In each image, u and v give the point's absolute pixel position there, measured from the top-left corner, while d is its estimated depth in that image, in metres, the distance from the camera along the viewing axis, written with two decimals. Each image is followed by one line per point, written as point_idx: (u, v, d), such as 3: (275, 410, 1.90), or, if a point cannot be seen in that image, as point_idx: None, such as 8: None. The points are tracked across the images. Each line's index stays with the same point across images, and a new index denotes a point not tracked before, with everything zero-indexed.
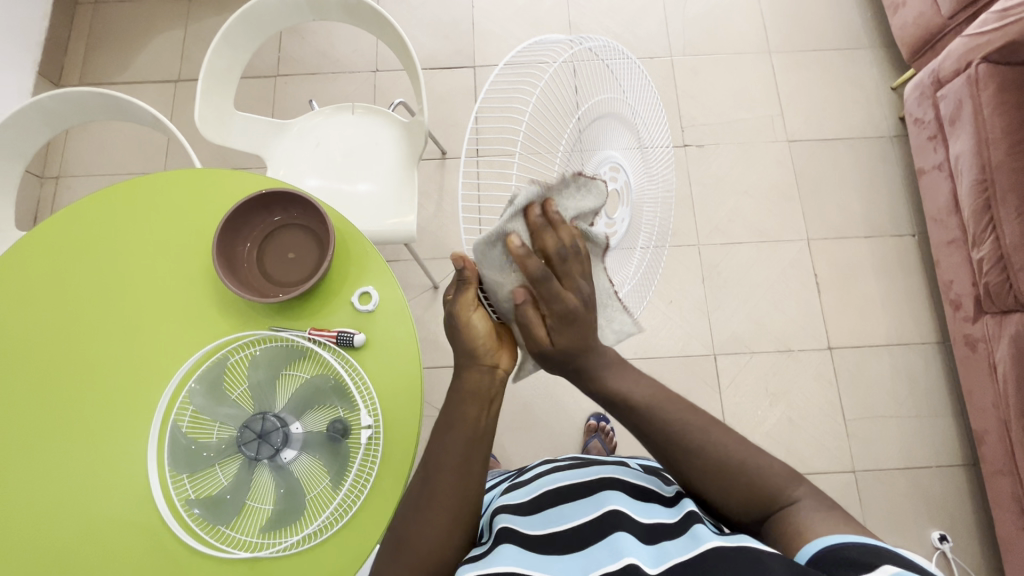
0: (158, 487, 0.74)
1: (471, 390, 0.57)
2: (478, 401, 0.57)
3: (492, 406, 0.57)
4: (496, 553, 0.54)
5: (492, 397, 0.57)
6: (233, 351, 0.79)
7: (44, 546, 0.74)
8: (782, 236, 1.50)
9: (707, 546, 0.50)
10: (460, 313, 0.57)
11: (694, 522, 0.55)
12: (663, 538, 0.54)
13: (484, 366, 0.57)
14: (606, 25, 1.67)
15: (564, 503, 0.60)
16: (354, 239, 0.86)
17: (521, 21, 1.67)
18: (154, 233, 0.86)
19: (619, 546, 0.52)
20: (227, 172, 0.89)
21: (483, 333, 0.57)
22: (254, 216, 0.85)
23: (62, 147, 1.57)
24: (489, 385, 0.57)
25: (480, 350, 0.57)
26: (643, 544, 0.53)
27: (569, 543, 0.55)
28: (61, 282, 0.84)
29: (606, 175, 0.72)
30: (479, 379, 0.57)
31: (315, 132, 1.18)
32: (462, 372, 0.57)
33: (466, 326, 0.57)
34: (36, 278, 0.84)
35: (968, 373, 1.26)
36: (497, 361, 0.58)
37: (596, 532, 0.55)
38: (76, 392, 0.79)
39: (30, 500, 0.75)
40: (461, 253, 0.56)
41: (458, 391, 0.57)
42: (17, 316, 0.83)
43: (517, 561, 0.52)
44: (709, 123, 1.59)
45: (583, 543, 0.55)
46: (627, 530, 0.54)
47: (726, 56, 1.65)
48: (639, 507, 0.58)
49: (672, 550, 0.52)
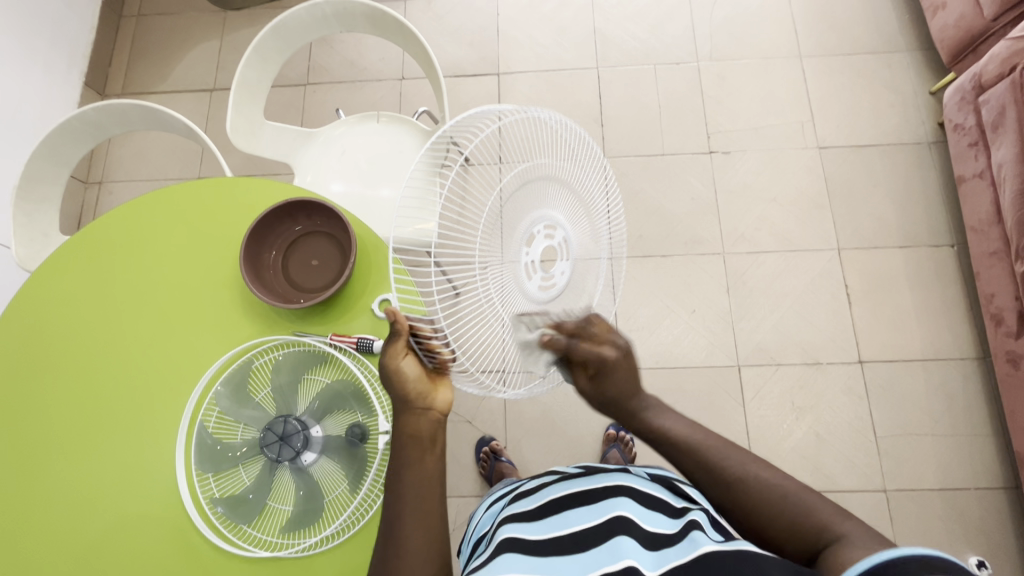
0: (185, 485, 0.77)
1: (411, 435, 0.58)
2: (420, 443, 0.58)
3: (435, 448, 0.59)
4: (499, 559, 0.53)
5: (432, 438, 0.59)
6: (257, 355, 0.81)
7: (78, 540, 0.77)
8: (811, 245, 1.46)
9: (703, 550, 0.50)
10: (389, 362, 0.59)
11: (694, 531, 0.54)
12: (666, 545, 0.53)
13: (421, 410, 0.58)
14: (631, 31, 1.66)
15: (569, 510, 0.59)
16: (375, 246, 0.87)
17: (546, 28, 1.68)
18: (186, 240, 0.89)
19: (620, 549, 0.52)
20: (255, 180, 0.91)
21: (414, 378, 0.59)
22: (280, 225, 0.87)
23: (105, 155, 1.64)
24: (426, 426, 0.58)
25: (412, 395, 0.59)
26: (646, 549, 0.53)
27: (572, 547, 0.54)
28: (97, 287, 0.88)
29: (539, 235, 0.59)
30: (416, 422, 0.58)
31: (340, 140, 1.21)
32: (400, 417, 0.59)
33: (396, 374, 0.59)
34: (75, 282, 0.89)
35: (1010, 392, 1.20)
36: (431, 403, 0.59)
37: (599, 536, 0.54)
38: (110, 393, 0.83)
39: (64, 493, 0.79)
40: (392, 309, 0.57)
41: (399, 433, 0.59)
42: (59, 317, 0.87)
43: (519, 565, 0.52)
44: (735, 130, 1.56)
45: (586, 547, 0.54)
46: (630, 535, 0.54)
47: (756, 61, 1.61)
48: (639, 513, 0.58)
49: (671, 553, 0.52)
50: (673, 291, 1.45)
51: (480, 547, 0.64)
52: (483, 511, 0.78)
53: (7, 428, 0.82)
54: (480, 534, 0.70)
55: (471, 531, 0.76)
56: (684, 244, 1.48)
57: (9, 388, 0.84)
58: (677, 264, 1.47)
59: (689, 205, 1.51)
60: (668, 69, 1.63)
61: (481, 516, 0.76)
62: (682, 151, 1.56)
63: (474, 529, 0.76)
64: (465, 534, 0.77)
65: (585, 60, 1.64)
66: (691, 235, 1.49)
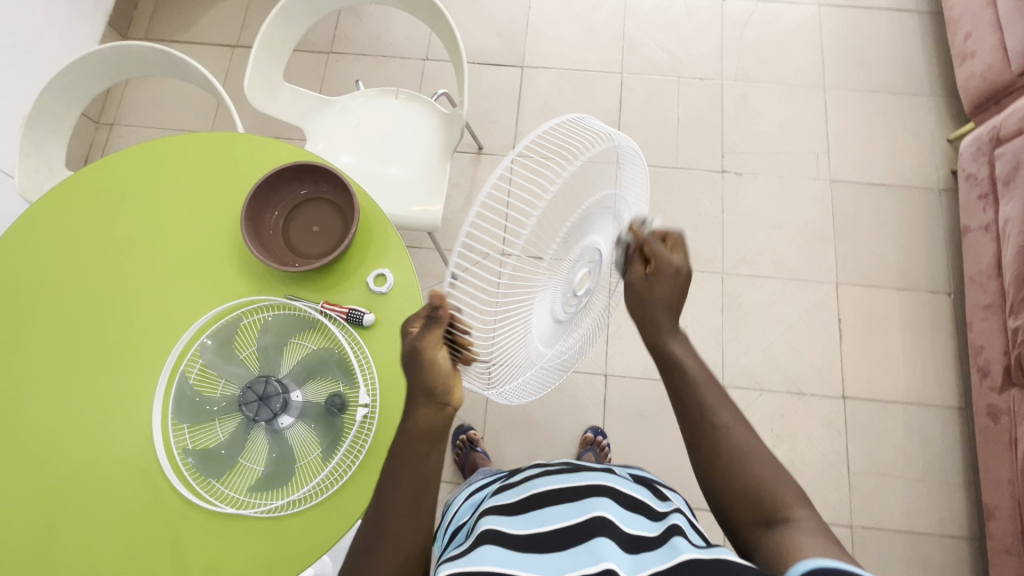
0: (160, 434, 0.77)
1: (422, 429, 0.57)
2: (429, 438, 0.56)
3: (443, 446, 0.58)
4: (477, 551, 0.53)
5: (443, 433, 0.57)
6: (246, 313, 0.81)
7: (44, 474, 0.77)
8: (809, 276, 1.46)
9: (684, 557, 0.51)
10: (424, 350, 0.56)
11: (675, 537, 0.55)
12: (644, 550, 0.54)
13: (439, 405, 0.56)
14: (660, 41, 1.66)
15: (549, 506, 0.59)
16: (377, 220, 0.87)
17: (575, 27, 1.67)
18: (188, 191, 0.89)
19: (598, 550, 0.52)
20: (269, 139, 0.92)
21: (445, 372, 0.56)
22: (285, 187, 0.87)
23: (120, 97, 1.64)
24: (440, 422, 0.57)
25: (437, 389, 0.56)
26: (623, 552, 0.53)
27: (551, 543, 0.55)
28: (89, 230, 0.88)
29: (584, 261, 0.68)
30: (433, 417, 0.56)
31: (356, 112, 1.20)
32: (416, 409, 0.57)
33: (428, 363, 0.56)
34: (65, 224, 0.88)
35: (986, 445, 1.21)
36: (450, 399, 0.57)
37: (579, 536, 0.55)
38: (97, 332, 0.83)
39: (40, 427, 0.79)
40: (440, 293, 0.55)
41: (411, 428, 0.57)
42: (55, 251, 0.87)
43: (499, 560, 0.52)
44: (749, 152, 1.56)
45: (566, 545, 0.54)
46: (610, 537, 0.54)
47: (779, 86, 1.62)
48: (617, 510, 0.58)
49: (649, 559, 0.52)
50: None
51: (462, 534, 0.66)
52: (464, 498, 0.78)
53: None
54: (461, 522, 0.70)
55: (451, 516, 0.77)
56: None
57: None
58: None
59: (694, 221, 1.51)
60: (691, 83, 1.62)
61: (464, 503, 0.76)
62: (695, 167, 1.56)
63: (452, 517, 0.77)
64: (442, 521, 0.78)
65: (609, 63, 1.64)
66: (692, 251, 1.49)
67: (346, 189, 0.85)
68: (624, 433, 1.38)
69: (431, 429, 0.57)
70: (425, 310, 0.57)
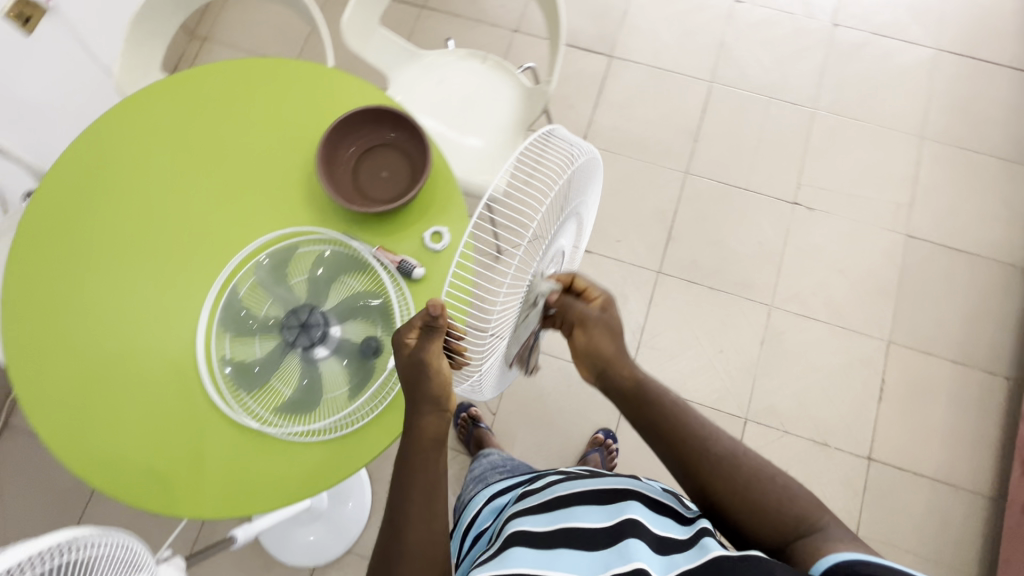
0: (202, 340, 0.79)
1: (429, 435, 0.60)
2: (434, 444, 0.60)
3: (445, 450, 0.62)
4: (506, 554, 0.54)
5: (444, 438, 0.61)
6: (304, 243, 0.82)
7: (91, 354, 0.81)
8: (861, 329, 1.40)
9: (715, 554, 0.51)
10: (427, 358, 0.60)
11: (705, 536, 0.55)
12: (675, 550, 0.54)
13: (442, 412, 0.61)
14: (758, 57, 1.59)
15: (576, 505, 0.59)
16: (445, 179, 0.87)
17: (674, 27, 1.62)
18: (273, 113, 0.91)
19: (630, 551, 0.52)
20: (358, 80, 0.92)
21: (446, 380, 0.61)
22: (366, 125, 0.87)
23: (218, 14, 1.68)
24: (443, 428, 0.61)
25: (440, 397, 0.61)
26: (654, 553, 0.53)
27: (580, 542, 0.55)
28: (171, 136, 0.90)
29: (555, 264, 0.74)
30: (438, 424, 0.61)
31: (440, 70, 1.19)
32: (422, 417, 0.61)
33: (432, 372, 0.60)
34: (150, 126, 0.91)
35: (1013, 541, 1.15)
36: (451, 405, 0.62)
37: (608, 539, 0.55)
38: (162, 232, 0.86)
39: (96, 309, 0.83)
40: (440, 303, 0.58)
41: (416, 436, 0.60)
42: (139, 147, 0.90)
43: (530, 560, 0.52)
44: (826, 189, 1.50)
45: (595, 546, 0.54)
46: (641, 538, 0.54)
47: (873, 127, 1.53)
48: (645, 513, 0.58)
49: (680, 559, 0.52)
50: (707, 325, 1.41)
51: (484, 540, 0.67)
52: (483, 495, 0.79)
53: (53, 241, 0.86)
54: (483, 524, 0.71)
55: (471, 513, 0.78)
56: (735, 284, 1.44)
57: (67, 203, 0.88)
58: (721, 301, 1.43)
59: (753, 247, 1.46)
60: (781, 106, 1.56)
61: (483, 504, 0.76)
62: (766, 193, 1.50)
63: (473, 516, 0.77)
64: (465, 517, 0.79)
65: (700, 70, 1.58)
66: (744, 277, 1.44)
67: (423, 145, 0.85)
68: (634, 442, 1.37)
69: (439, 433, 0.61)
70: (424, 319, 0.60)
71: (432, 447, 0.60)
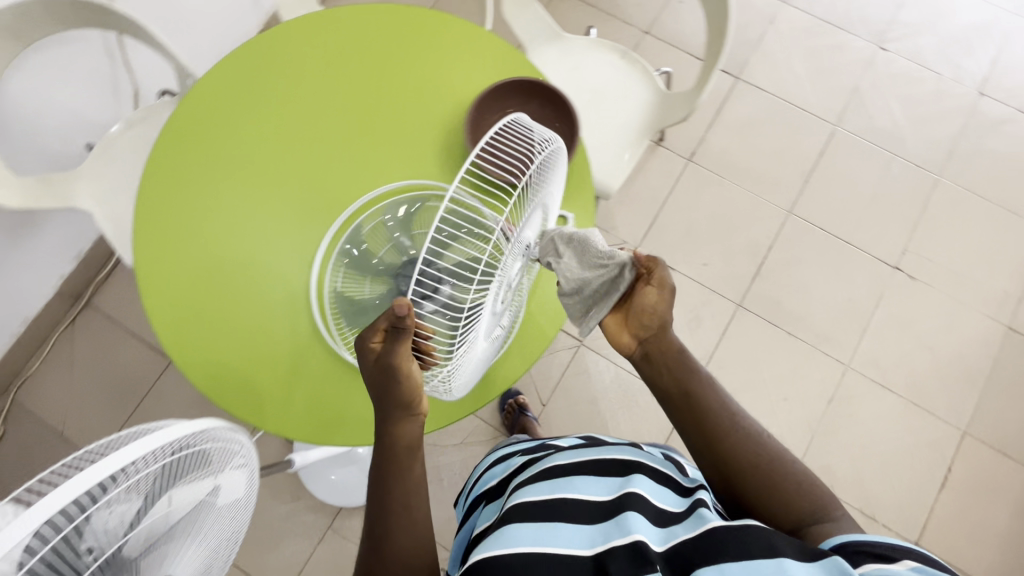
0: (316, 273, 0.82)
1: (403, 439, 0.62)
2: (407, 448, 0.62)
3: (417, 454, 0.62)
4: (501, 531, 0.53)
5: (417, 440, 0.63)
6: (433, 198, 0.84)
7: (211, 257, 0.84)
8: (937, 412, 1.34)
9: (710, 523, 0.50)
10: (397, 361, 0.60)
11: (701, 506, 0.54)
12: (673, 521, 0.53)
13: (414, 415, 0.62)
14: (891, 110, 1.53)
15: (575, 476, 0.59)
16: (580, 167, 0.86)
17: (809, 61, 1.56)
18: (426, 64, 0.91)
19: (626, 523, 0.51)
20: (516, 52, 0.92)
21: (416, 382, 0.61)
22: (516, 97, 0.87)
23: None
24: (415, 431, 0.62)
25: (412, 402, 0.61)
26: (652, 525, 0.53)
27: (577, 516, 0.55)
28: (317, 63, 0.91)
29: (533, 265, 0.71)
30: (412, 428, 0.62)
31: (578, 55, 1.16)
32: (396, 423, 0.61)
33: (401, 374, 0.60)
34: (299, 49, 0.92)
35: None
36: (424, 408, 0.63)
37: (607, 512, 0.54)
38: (297, 155, 0.87)
39: (223, 215, 0.85)
40: (406, 301, 0.56)
41: (391, 441, 0.61)
42: (290, 66, 0.91)
43: (526, 535, 0.52)
44: (933, 260, 1.43)
45: (592, 518, 0.54)
46: (639, 510, 0.53)
47: (997, 209, 1.46)
48: (646, 483, 0.57)
49: (678, 530, 0.52)
50: (777, 369, 1.37)
51: (483, 510, 0.68)
52: (482, 470, 0.79)
53: (190, 140, 0.88)
54: (484, 492, 0.72)
55: (477, 480, 0.79)
56: (814, 335, 1.39)
57: (206, 106, 0.89)
58: (797, 348, 1.38)
59: (842, 302, 1.41)
60: (904, 166, 1.49)
61: (484, 474, 0.77)
62: (868, 251, 1.44)
63: (478, 480, 0.78)
64: (470, 483, 0.80)
65: (828, 111, 1.53)
66: (825, 331, 1.39)
67: (570, 138, 0.87)
68: None
69: (411, 439, 0.62)
70: (391, 319, 0.58)
71: (401, 451, 0.61)
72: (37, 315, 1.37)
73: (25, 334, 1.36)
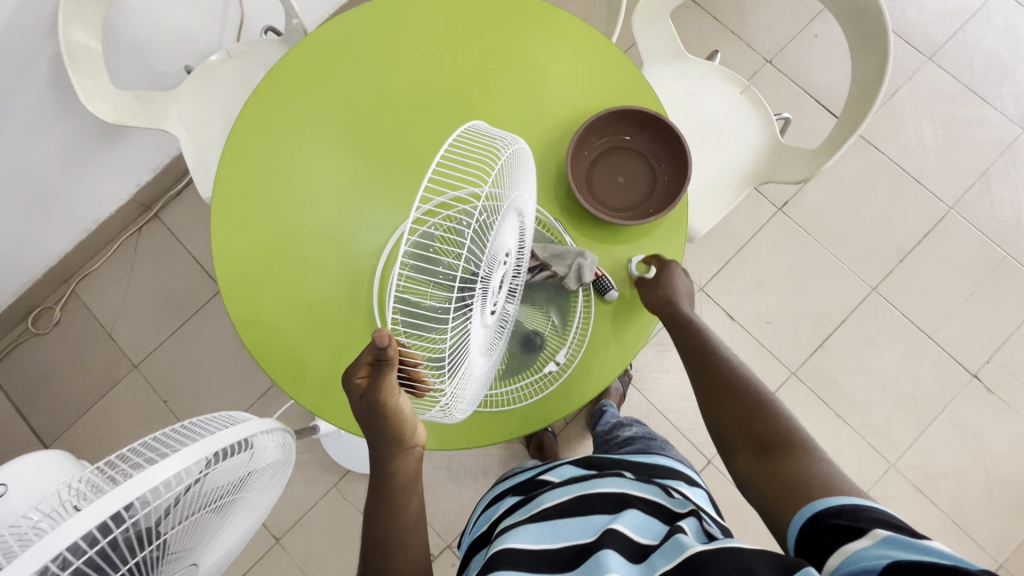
0: (383, 261, 0.81)
1: (402, 474, 0.61)
2: (407, 482, 0.61)
3: (418, 482, 0.62)
4: None
5: (417, 471, 0.62)
6: None
7: (286, 220, 0.83)
8: (976, 537, 1.25)
9: (691, 551, 0.52)
10: (382, 398, 0.57)
11: (678, 532, 0.56)
12: (653, 555, 0.55)
13: (411, 449, 0.60)
14: (1016, 206, 1.38)
15: (558, 520, 0.61)
16: (677, 211, 0.82)
17: (940, 132, 1.42)
18: (542, 66, 0.85)
19: (604, 561, 0.53)
20: (637, 71, 0.86)
21: (407, 416, 0.59)
22: (628, 124, 0.81)
23: None
24: (414, 464, 0.61)
25: (405, 437, 0.60)
26: (630, 562, 0.54)
27: (564, 565, 0.57)
28: (429, 42, 0.87)
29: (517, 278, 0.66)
30: (410, 462, 0.61)
31: (696, 81, 1.08)
32: (393, 459, 0.60)
33: (392, 411, 0.58)
34: (414, 22, 0.87)
35: None
36: (421, 440, 0.62)
37: (587, 555, 0.56)
38: (389, 136, 0.85)
39: (305, 180, 0.84)
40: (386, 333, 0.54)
41: (390, 476, 0.61)
42: (400, 40, 0.87)
43: None
44: (1016, 378, 1.31)
45: (576, 564, 0.56)
46: (616, 548, 0.55)
47: None
48: (631, 517, 0.60)
49: (659, 561, 0.53)
50: None
51: (476, 559, 0.67)
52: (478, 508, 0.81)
53: (288, 97, 0.86)
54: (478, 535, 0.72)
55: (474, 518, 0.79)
56: (864, 424, 1.31)
57: (311, 65, 0.87)
58: (842, 434, 1.31)
59: (904, 398, 1.32)
60: (1014, 270, 1.36)
61: (477, 514, 0.79)
62: (948, 351, 1.33)
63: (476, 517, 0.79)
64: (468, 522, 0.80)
65: (946, 191, 1.39)
66: (878, 423, 1.31)
67: (676, 192, 0.80)
68: None
69: (408, 474, 0.61)
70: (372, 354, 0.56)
71: (400, 485, 0.61)
72: (108, 216, 1.42)
73: (94, 232, 1.42)
